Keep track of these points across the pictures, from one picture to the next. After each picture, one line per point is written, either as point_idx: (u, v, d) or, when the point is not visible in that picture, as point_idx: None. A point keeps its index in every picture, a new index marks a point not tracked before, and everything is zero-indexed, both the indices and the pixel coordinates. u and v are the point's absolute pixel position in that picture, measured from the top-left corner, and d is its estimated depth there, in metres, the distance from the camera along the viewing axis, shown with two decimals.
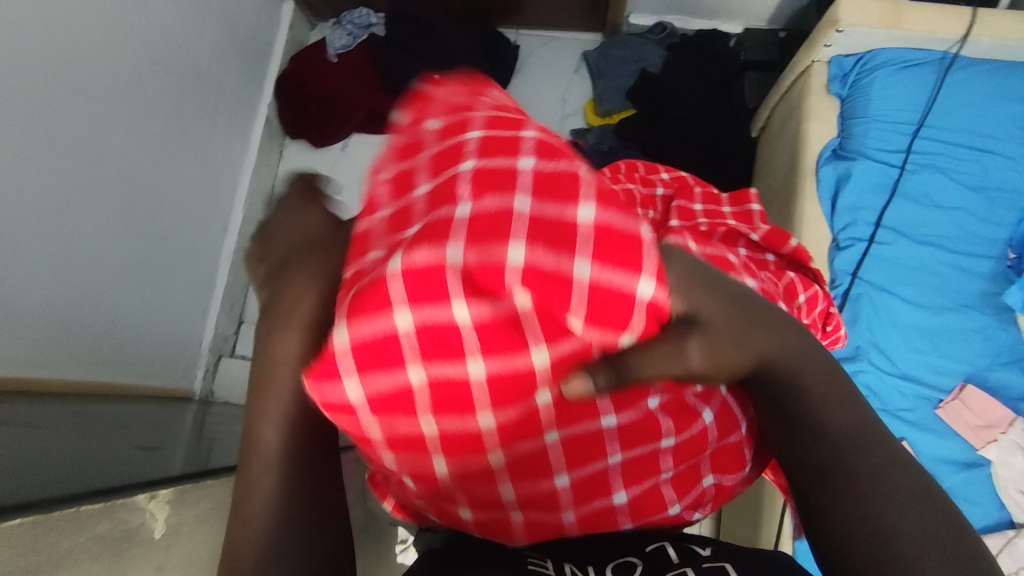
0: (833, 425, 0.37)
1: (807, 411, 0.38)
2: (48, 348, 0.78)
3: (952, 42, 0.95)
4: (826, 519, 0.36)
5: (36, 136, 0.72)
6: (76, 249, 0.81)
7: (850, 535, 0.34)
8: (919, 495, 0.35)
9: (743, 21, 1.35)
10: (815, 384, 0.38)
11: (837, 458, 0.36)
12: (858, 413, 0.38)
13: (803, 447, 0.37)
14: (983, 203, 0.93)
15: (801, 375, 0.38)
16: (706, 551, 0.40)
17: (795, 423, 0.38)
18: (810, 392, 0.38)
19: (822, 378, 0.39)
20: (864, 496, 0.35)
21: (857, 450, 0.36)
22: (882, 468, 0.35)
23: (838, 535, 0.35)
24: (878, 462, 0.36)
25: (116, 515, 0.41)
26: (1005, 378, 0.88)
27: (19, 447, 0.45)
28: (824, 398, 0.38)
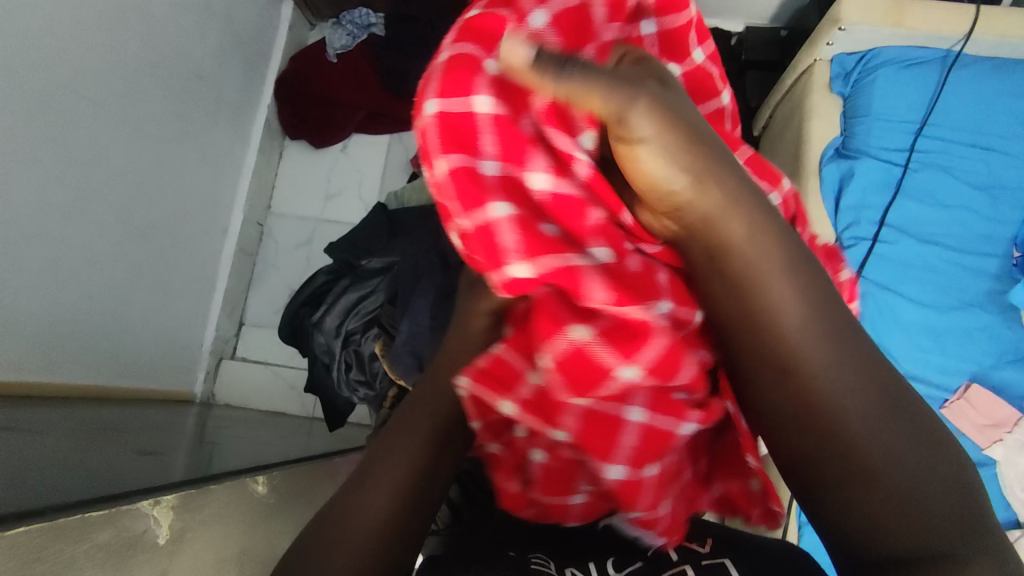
0: (813, 366, 0.36)
1: (783, 348, 0.37)
2: (47, 353, 0.77)
3: (954, 40, 0.95)
4: (818, 473, 0.36)
5: (35, 140, 0.71)
6: (76, 253, 0.81)
7: (860, 511, 0.34)
8: (891, 423, 0.35)
9: (744, 19, 1.34)
10: (782, 299, 0.37)
11: (820, 406, 0.36)
12: (881, 382, 0.36)
13: (801, 430, 0.37)
14: (987, 201, 0.92)
15: (790, 339, 0.37)
16: (705, 550, 0.45)
17: (773, 366, 0.38)
18: (786, 320, 0.37)
19: (835, 339, 0.37)
20: (877, 473, 0.34)
21: (840, 394, 0.36)
22: (859, 408, 0.35)
23: (844, 510, 0.35)
24: (895, 440, 0.34)
25: (120, 522, 0.40)
26: (1010, 377, 0.87)
27: (19, 453, 0.44)
28: (799, 323, 0.37)
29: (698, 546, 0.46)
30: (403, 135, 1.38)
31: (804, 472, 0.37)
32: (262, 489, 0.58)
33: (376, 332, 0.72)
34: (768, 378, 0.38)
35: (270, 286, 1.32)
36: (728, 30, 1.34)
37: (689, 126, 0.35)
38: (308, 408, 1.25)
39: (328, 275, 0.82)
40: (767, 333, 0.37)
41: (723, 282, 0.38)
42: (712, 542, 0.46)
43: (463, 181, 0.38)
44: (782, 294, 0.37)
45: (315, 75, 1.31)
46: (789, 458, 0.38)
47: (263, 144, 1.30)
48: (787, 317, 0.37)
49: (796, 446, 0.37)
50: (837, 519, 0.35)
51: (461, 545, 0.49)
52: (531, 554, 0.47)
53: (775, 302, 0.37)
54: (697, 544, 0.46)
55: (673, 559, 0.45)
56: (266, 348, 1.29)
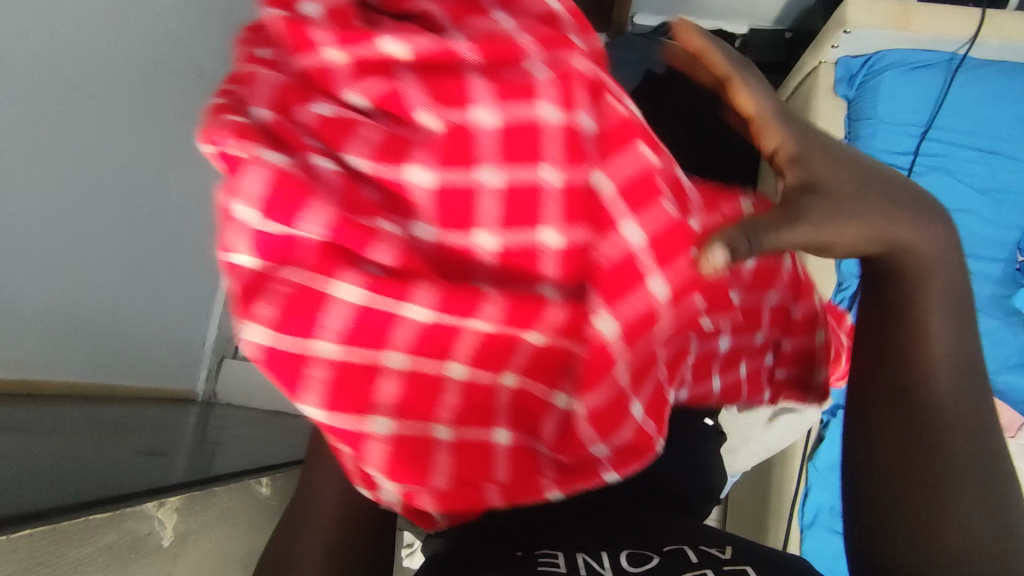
0: (945, 403, 0.34)
1: (920, 391, 0.34)
2: (50, 352, 0.77)
3: (959, 44, 0.95)
4: (895, 515, 0.34)
5: (39, 140, 0.72)
6: (79, 253, 0.81)
7: (905, 527, 0.33)
8: (984, 471, 0.33)
9: (748, 22, 1.35)
10: (937, 330, 0.34)
11: (933, 455, 0.33)
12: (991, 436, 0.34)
13: (896, 443, 0.34)
14: (992, 205, 0.92)
15: (929, 355, 0.34)
16: (726, 555, 0.45)
17: (904, 402, 0.34)
18: (933, 375, 0.34)
19: (964, 379, 0.34)
20: (941, 505, 0.33)
21: (957, 448, 0.33)
22: (968, 467, 0.33)
23: (893, 527, 0.34)
24: (974, 486, 0.33)
25: (123, 525, 0.40)
26: (1014, 382, 0.87)
27: (23, 453, 0.44)
28: (945, 370, 0.34)
29: (718, 551, 0.46)
30: None
31: (865, 497, 0.35)
32: (265, 491, 0.58)
33: None
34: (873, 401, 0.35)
35: None
36: (732, 33, 1.34)
37: (851, 166, 0.34)
38: None
39: None
40: (916, 350, 0.34)
41: (897, 294, 0.35)
42: (732, 548, 0.46)
43: (277, 196, 0.29)
44: (940, 328, 0.35)
45: None
46: (861, 476, 0.36)
47: None
48: (939, 339, 0.34)
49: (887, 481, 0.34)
50: (880, 537, 0.35)
51: (469, 544, 0.49)
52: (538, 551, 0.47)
53: (931, 316, 0.35)
54: (717, 548, 0.46)
55: (692, 559, 0.44)
56: None
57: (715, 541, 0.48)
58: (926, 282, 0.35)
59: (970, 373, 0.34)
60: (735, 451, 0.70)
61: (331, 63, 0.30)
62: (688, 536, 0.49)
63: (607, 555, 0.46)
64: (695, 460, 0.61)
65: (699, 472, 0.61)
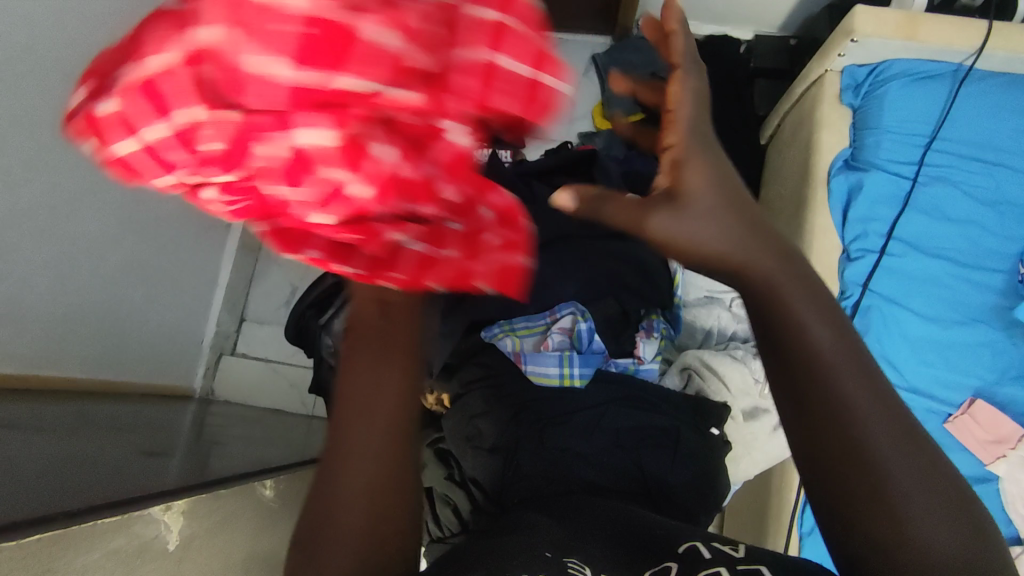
0: (852, 395, 0.35)
1: (831, 385, 0.35)
2: (48, 346, 0.77)
3: (966, 55, 0.93)
4: (831, 463, 0.35)
5: (42, 133, 0.71)
6: (81, 247, 0.80)
7: (870, 530, 0.33)
8: (926, 469, 0.34)
9: (753, 28, 1.31)
10: (810, 331, 0.36)
11: (864, 448, 0.34)
12: (906, 430, 0.35)
13: (836, 445, 0.35)
14: (995, 216, 0.91)
15: (819, 362, 0.36)
16: (741, 554, 0.44)
17: (827, 405, 0.35)
18: (843, 383, 0.35)
19: (855, 377, 0.36)
20: (901, 511, 0.33)
21: (875, 430, 0.35)
22: (879, 427, 0.35)
23: (856, 523, 0.34)
24: (914, 488, 0.34)
25: (132, 529, 0.41)
26: (1014, 394, 0.86)
27: (25, 455, 0.44)
28: (847, 377, 0.36)
29: (733, 549, 0.44)
30: None
31: (824, 495, 0.35)
32: (269, 493, 0.58)
33: None
34: (787, 410, 0.37)
35: (272, 283, 1.32)
36: (736, 38, 1.31)
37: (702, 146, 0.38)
38: (308, 407, 1.25)
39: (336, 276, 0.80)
40: (801, 358, 0.36)
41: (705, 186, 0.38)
42: (746, 547, 0.45)
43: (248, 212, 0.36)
44: (827, 337, 0.36)
45: None
46: (810, 478, 0.36)
47: None
48: (815, 331, 0.36)
49: (833, 473, 0.35)
50: (843, 542, 0.35)
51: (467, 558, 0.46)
52: (567, 558, 0.45)
53: (811, 332, 0.36)
54: (731, 547, 0.45)
55: (706, 557, 0.44)
56: (268, 345, 1.28)
57: (729, 541, 0.47)
58: (798, 299, 0.37)
59: (870, 377, 0.36)
60: (738, 461, 0.70)
61: (138, 154, 0.31)
62: (699, 538, 0.48)
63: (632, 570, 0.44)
64: (705, 468, 0.60)
65: (705, 482, 0.59)
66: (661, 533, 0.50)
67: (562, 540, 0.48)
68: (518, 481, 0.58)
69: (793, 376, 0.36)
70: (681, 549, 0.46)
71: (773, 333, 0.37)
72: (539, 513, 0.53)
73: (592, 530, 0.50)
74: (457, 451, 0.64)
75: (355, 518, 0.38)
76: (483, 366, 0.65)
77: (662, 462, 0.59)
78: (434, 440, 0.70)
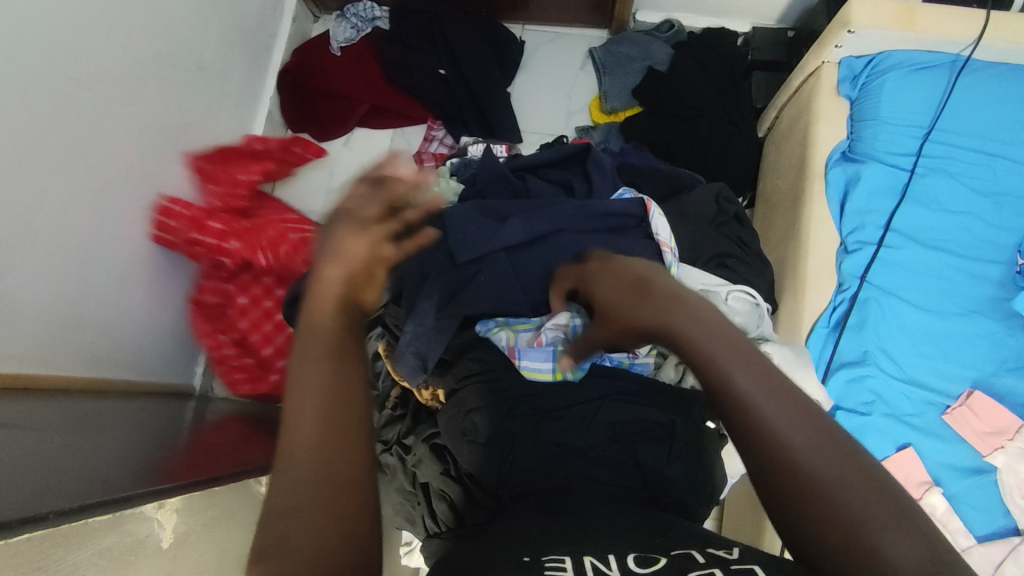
0: (774, 424, 0.43)
1: (755, 418, 0.43)
2: (47, 344, 0.77)
3: (965, 45, 0.93)
4: (766, 485, 0.43)
5: (33, 131, 0.71)
6: (76, 245, 0.80)
7: (817, 541, 0.41)
8: (859, 482, 0.41)
9: (751, 20, 1.30)
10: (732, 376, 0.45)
11: (792, 466, 0.42)
12: (833, 445, 0.42)
13: (767, 473, 0.43)
14: (992, 208, 0.91)
15: (745, 406, 0.44)
16: (733, 556, 0.44)
17: (757, 432, 0.43)
18: (764, 412, 0.43)
19: (775, 407, 0.43)
20: (835, 522, 0.40)
21: (792, 451, 0.42)
22: (798, 445, 0.42)
23: (808, 537, 0.41)
24: (846, 493, 0.40)
25: (123, 527, 0.41)
26: (1012, 385, 0.85)
27: (22, 453, 0.44)
28: (768, 409, 0.43)
29: (726, 552, 0.44)
30: (407, 130, 1.34)
31: (774, 505, 0.43)
32: None
33: (379, 331, 0.74)
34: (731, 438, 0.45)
35: None
36: (735, 30, 1.30)
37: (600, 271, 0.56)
38: None
39: None
40: (729, 402, 0.45)
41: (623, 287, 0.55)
42: (741, 549, 0.45)
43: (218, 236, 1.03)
44: (745, 377, 0.45)
45: (319, 69, 1.30)
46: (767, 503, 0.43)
47: (266, 137, 1.28)
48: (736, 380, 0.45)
49: (778, 490, 0.42)
50: (801, 550, 0.42)
51: (483, 548, 0.49)
52: (545, 558, 0.45)
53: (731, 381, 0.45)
54: (724, 551, 0.45)
55: (699, 560, 0.43)
56: None
57: (724, 544, 0.47)
58: (719, 351, 0.46)
59: (787, 400, 0.44)
60: (736, 453, 0.71)
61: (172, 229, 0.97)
62: (695, 540, 0.48)
63: (616, 560, 0.44)
64: (700, 463, 0.60)
65: (701, 477, 0.59)
66: (664, 535, 0.48)
67: (551, 529, 0.50)
68: (515, 477, 0.59)
69: (730, 418, 0.45)
70: (672, 550, 0.45)
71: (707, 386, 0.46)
72: (529, 511, 0.53)
73: (584, 516, 0.52)
74: (453, 446, 0.64)
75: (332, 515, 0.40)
76: (482, 362, 0.64)
77: (659, 456, 0.58)
78: (429, 436, 0.69)
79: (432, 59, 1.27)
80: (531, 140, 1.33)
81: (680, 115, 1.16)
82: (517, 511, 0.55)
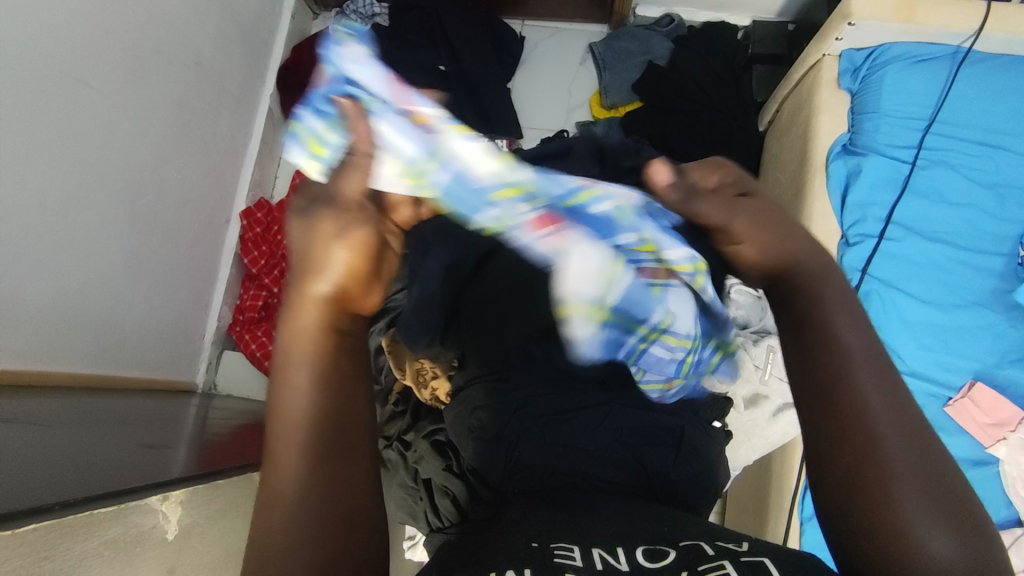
0: (870, 398, 0.41)
1: (850, 386, 0.42)
2: (49, 340, 0.77)
3: (965, 36, 0.93)
4: (833, 454, 0.41)
5: (35, 131, 0.71)
6: (78, 242, 0.80)
7: (869, 522, 0.39)
8: (929, 472, 0.40)
9: (751, 13, 1.30)
10: (845, 341, 0.43)
11: (868, 437, 0.40)
12: (913, 430, 0.41)
13: (841, 440, 0.41)
14: (994, 199, 0.91)
15: (847, 369, 0.42)
16: (743, 548, 0.44)
17: (845, 398, 0.41)
18: (859, 379, 0.42)
19: (873, 377, 0.42)
20: (894, 507, 0.39)
21: (881, 424, 0.40)
22: (886, 420, 0.41)
23: (860, 517, 0.40)
24: (914, 478, 0.39)
25: (128, 518, 0.42)
26: (1014, 376, 0.85)
27: (26, 446, 0.45)
28: (865, 375, 0.42)
29: (737, 545, 0.45)
30: None
31: (830, 475, 0.41)
32: None
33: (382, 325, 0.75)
34: (805, 398, 0.43)
35: None
36: (734, 24, 1.30)
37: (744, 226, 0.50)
38: None
39: None
40: (834, 363, 0.42)
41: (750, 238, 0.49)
42: (750, 543, 0.45)
43: None
44: (854, 341, 0.43)
45: None
46: (824, 470, 0.42)
47: (266, 134, 1.28)
48: (846, 339, 0.43)
49: (839, 460, 0.41)
50: (846, 531, 0.40)
51: (485, 540, 0.49)
52: (553, 544, 0.46)
53: (842, 339, 0.43)
54: (734, 543, 0.45)
55: (709, 552, 0.43)
56: None
57: (732, 536, 0.47)
58: (839, 310, 0.44)
59: (882, 373, 0.42)
60: (738, 447, 0.71)
61: None
62: (703, 534, 0.48)
63: (623, 550, 0.45)
64: (704, 463, 0.60)
65: (705, 477, 0.60)
66: (668, 524, 0.50)
67: (558, 529, 0.48)
68: (519, 472, 0.59)
69: (808, 382, 0.43)
70: (683, 543, 0.46)
71: (812, 349, 0.43)
72: (535, 505, 0.53)
73: (594, 509, 0.52)
74: (458, 440, 0.64)
75: (324, 516, 0.40)
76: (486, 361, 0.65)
77: (664, 458, 0.59)
78: (430, 432, 0.70)
79: (432, 55, 1.27)
80: (531, 136, 1.33)
81: (680, 110, 1.17)
82: (535, 501, 0.55)
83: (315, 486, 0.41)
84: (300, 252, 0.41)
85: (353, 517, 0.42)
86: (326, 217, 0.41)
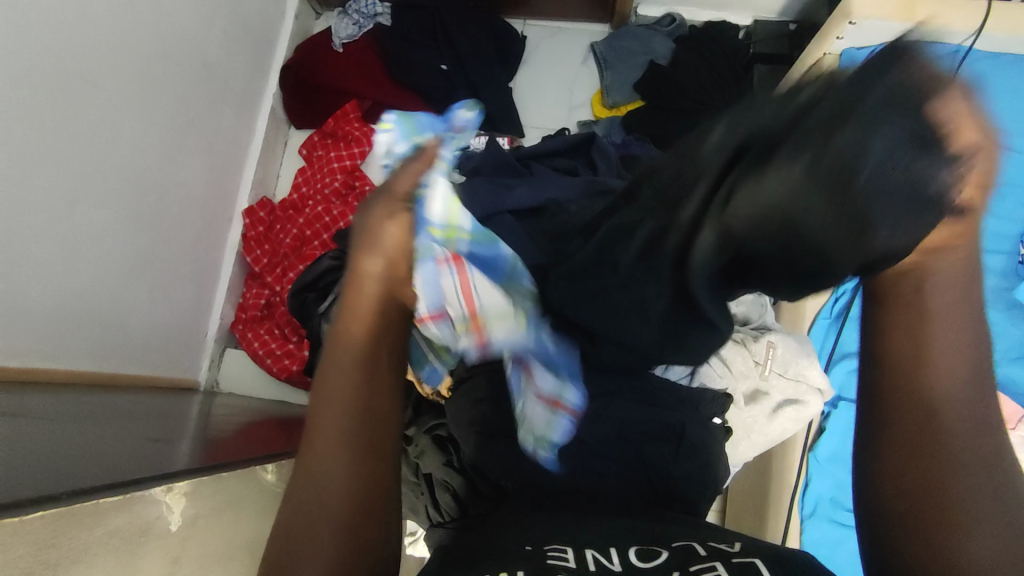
0: (942, 401, 0.42)
1: (922, 388, 0.42)
2: (55, 339, 0.78)
3: (966, 36, 0.93)
4: (896, 451, 0.43)
5: (42, 131, 0.72)
6: (83, 240, 0.81)
7: (915, 518, 0.42)
8: (984, 478, 0.41)
9: (751, 13, 1.31)
10: (938, 347, 0.42)
11: (934, 439, 0.42)
12: (980, 438, 0.41)
13: (903, 438, 0.43)
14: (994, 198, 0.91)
15: (928, 372, 0.42)
16: (734, 549, 0.44)
17: (916, 398, 0.43)
18: (933, 383, 0.42)
19: (960, 387, 0.42)
20: (943, 503, 0.41)
21: (948, 427, 0.42)
22: (954, 426, 0.41)
23: (906, 511, 0.42)
24: (965, 481, 0.41)
25: (133, 508, 0.42)
26: (1014, 374, 0.86)
27: (31, 439, 0.45)
28: (944, 378, 0.42)
29: (728, 546, 0.45)
30: None
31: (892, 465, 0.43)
32: (270, 478, 0.62)
33: None
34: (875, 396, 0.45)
35: None
36: (735, 24, 1.30)
37: None
38: None
39: (334, 261, 0.80)
40: (912, 367, 0.43)
41: None
42: (741, 543, 0.46)
43: None
44: (947, 346, 0.42)
45: (321, 65, 1.31)
46: (885, 458, 0.44)
47: (269, 133, 1.29)
48: (940, 345, 0.42)
49: (899, 453, 0.43)
50: (883, 517, 0.44)
51: (480, 543, 0.48)
52: (546, 548, 0.46)
53: (934, 344, 0.42)
54: (726, 544, 0.45)
55: (700, 553, 0.44)
56: None
57: (723, 538, 0.47)
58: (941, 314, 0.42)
59: (969, 381, 0.42)
60: (737, 443, 0.72)
61: None
62: (696, 535, 0.48)
63: (616, 551, 0.45)
64: (705, 459, 0.61)
65: (705, 472, 0.61)
66: (665, 525, 0.50)
67: (557, 530, 0.48)
68: (519, 467, 0.60)
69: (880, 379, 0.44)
70: (676, 544, 0.46)
71: (902, 351, 0.43)
72: (528, 509, 0.53)
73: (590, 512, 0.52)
74: (458, 434, 0.64)
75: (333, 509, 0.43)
76: None
77: (665, 455, 0.59)
78: (431, 427, 0.70)
79: (434, 55, 1.28)
80: (533, 135, 1.33)
81: (681, 109, 1.17)
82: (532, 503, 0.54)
83: (335, 472, 0.44)
84: (361, 232, 0.49)
85: (370, 510, 0.44)
86: (381, 207, 0.49)
